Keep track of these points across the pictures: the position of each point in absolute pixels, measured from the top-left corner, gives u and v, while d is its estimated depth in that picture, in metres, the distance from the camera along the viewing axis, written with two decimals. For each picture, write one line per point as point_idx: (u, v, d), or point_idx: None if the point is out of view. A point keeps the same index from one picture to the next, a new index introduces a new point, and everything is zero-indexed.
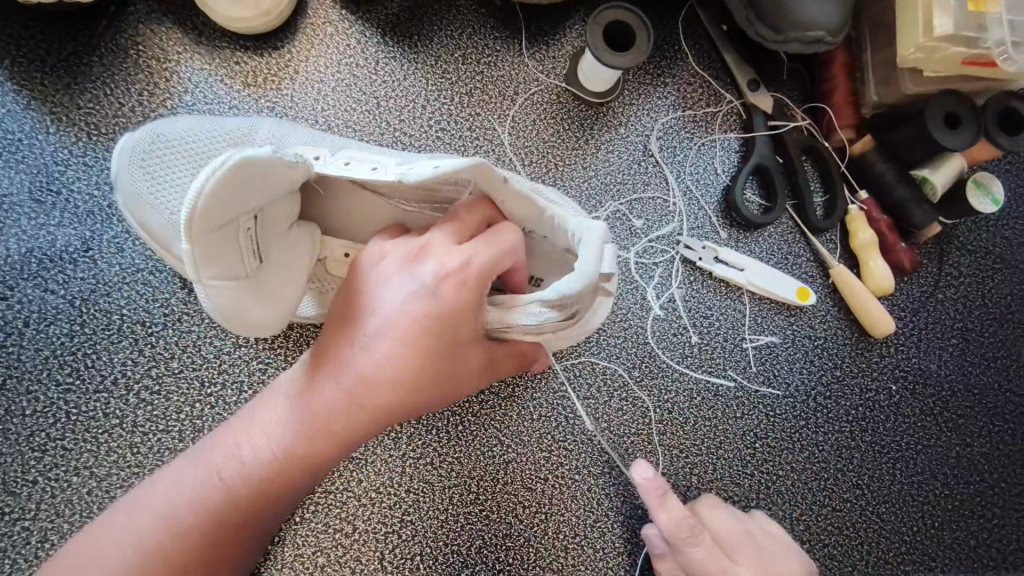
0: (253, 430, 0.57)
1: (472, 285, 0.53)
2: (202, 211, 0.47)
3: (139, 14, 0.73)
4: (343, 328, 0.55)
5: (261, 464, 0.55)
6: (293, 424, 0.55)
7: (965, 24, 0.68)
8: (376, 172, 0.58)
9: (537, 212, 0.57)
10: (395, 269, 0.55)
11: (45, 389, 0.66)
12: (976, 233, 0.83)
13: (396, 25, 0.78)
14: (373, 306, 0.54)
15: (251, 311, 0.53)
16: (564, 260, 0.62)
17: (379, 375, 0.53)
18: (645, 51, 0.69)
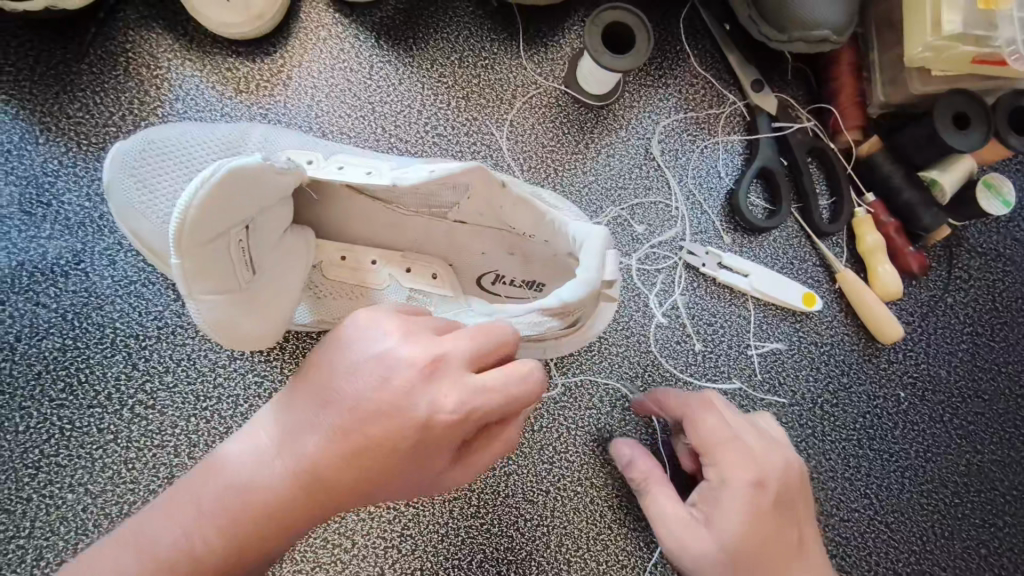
0: (182, 516, 0.45)
1: (474, 412, 0.43)
2: (191, 225, 0.45)
3: (128, 20, 0.72)
4: (314, 411, 0.46)
5: (180, 563, 0.44)
6: (234, 514, 0.45)
7: (975, 22, 0.66)
8: (371, 176, 0.57)
9: (539, 216, 0.57)
10: (383, 361, 0.44)
11: (38, 404, 0.65)
12: (986, 235, 0.81)
13: (391, 29, 0.76)
14: (351, 393, 0.44)
15: (245, 324, 0.52)
16: (566, 264, 0.62)
17: (335, 456, 0.44)
18: (644, 53, 0.67)
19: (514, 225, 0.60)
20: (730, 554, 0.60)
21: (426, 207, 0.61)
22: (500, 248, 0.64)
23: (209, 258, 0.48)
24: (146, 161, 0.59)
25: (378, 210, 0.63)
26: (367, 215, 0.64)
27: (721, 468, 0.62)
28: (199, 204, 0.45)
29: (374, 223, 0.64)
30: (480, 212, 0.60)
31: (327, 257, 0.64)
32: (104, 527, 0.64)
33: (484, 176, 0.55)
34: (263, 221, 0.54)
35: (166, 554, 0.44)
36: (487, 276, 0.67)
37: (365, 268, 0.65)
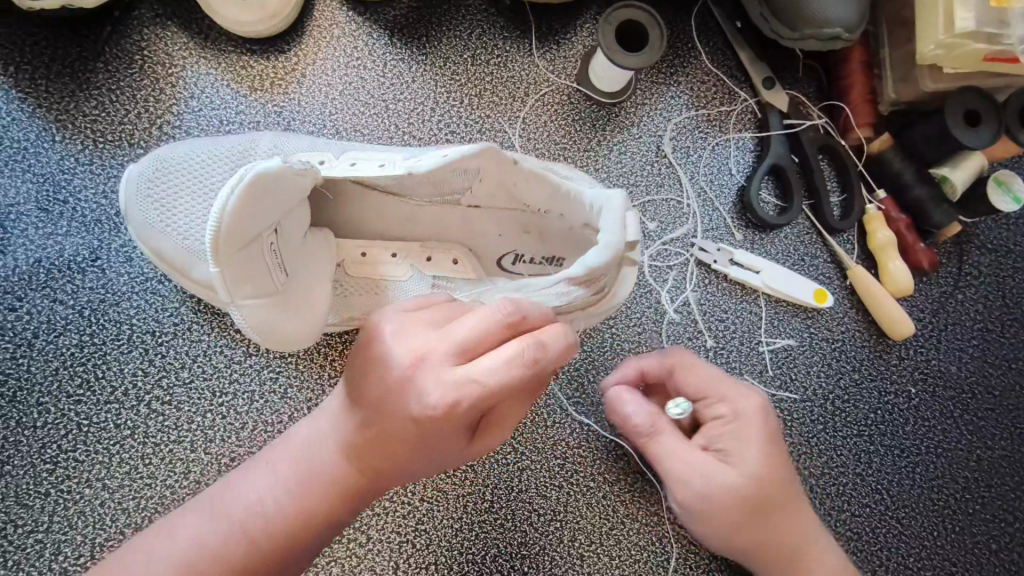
0: (260, 480, 0.56)
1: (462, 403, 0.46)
2: (227, 228, 0.48)
3: (143, 18, 0.72)
4: (350, 399, 0.54)
5: (261, 519, 0.53)
6: (305, 480, 0.55)
7: (989, 20, 0.67)
8: (385, 168, 0.58)
9: (553, 190, 0.58)
10: (392, 358, 0.50)
11: (55, 400, 0.66)
12: (996, 232, 0.81)
13: (405, 27, 0.77)
14: (373, 386, 0.51)
15: (282, 323, 0.56)
16: (584, 237, 0.62)
17: (373, 433, 0.51)
18: (657, 50, 0.68)
19: (529, 203, 0.61)
20: (754, 486, 0.59)
21: (440, 196, 0.61)
22: (516, 228, 0.64)
23: (245, 261, 0.51)
24: (163, 178, 0.60)
25: (393, 203, 0.63)
26: (380, 209, 0.64)
27: (734, 403, 0.61)
28: (233, 207, 0.48)
29: (389, 217, 0.65)
30: (493, 194, 0.61)
31: (349, 255, 0.65)
32: (121, 522, 0.65)
33: (497, 157, 0.55)
34: (295, 223, 0.57)
35: (243, 516, 0.54)
36: (507, 257, 0.67)
37: (384, 262, 0.65)
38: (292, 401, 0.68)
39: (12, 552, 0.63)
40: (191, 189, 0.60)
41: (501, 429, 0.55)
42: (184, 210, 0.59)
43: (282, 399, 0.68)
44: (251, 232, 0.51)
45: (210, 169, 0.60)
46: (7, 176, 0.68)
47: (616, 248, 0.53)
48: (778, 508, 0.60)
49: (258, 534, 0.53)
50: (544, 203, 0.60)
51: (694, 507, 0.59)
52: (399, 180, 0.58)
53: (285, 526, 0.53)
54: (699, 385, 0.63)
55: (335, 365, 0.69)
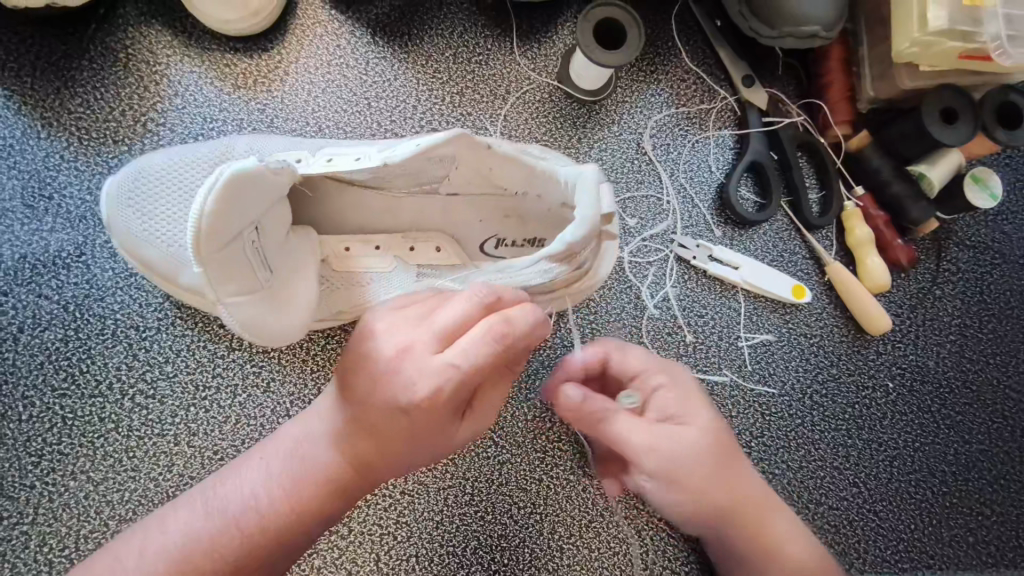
0: (252, 474, 0.56)
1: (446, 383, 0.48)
2: (207, 228, 0.49)
3: (127, 17, 0.73)
4: (342, 390, 0.55)
5: (252, 511, 0.54)
6: (297, 472, 0.55)
7: (962, 18, 0.67)
8: (360, 163, 0.58)
9: (528, 170, 0.58)
10: (383, 346, 0.52)
11: (40, 394, 0.67)
12: (974, 228, 0.82)
13: (387, 25, 0.77)
14: (361, 376, 0.53)
15: (270, 321, 0.57)
16: (562, 215, 0.63)
17: (363, 422, 0.53)
18: (634, 50, 0.68)
19: (506, 185, 0.61)
20: (714, 445, 0.58)
21: (417, 185, 0.62)
22: (495, 212, 0.65)
23: (228, 260, 0.52)
24: (140, 189, 0.60)
25: (371, 197, 0.64)
26: (359, 203, 0.64)
27: (669, 374, 0.61)
28: (212, 207, 0.49)
29: (367, 212, 0.65)
30: (470, 180, 0.61)
31: (332, 250, 0.66)
32: (105, 514, 0.66)
33: (469, 140, 0.55)
34: (275, 222, 0.58)
35: (236, 510, 0.54)
36: (488, 242, 0.68)
37: (367, 255, 0.66)
38: (274, 395, 0.69)
39: None
40: (170, 194, 0.60)
41: (487, 412, 0.58)
42: (163, 216, 0.59)
43: (265, 393, 0.69)
44: (233, 230, 0.51)
45: (189, 174, 0.61)
46: None
47: (590, 223, 0.54)
48: (736, 471, 0.60)
49: (252, 527, 0.54)
50: (521, 184, 0.61)
51: (666, 477, 0.56)
52: (376, 173, 0.59)
53: (279, 519, 0.54)
54: (633, 367, 0.62)
55: (317, 359, 0.70)
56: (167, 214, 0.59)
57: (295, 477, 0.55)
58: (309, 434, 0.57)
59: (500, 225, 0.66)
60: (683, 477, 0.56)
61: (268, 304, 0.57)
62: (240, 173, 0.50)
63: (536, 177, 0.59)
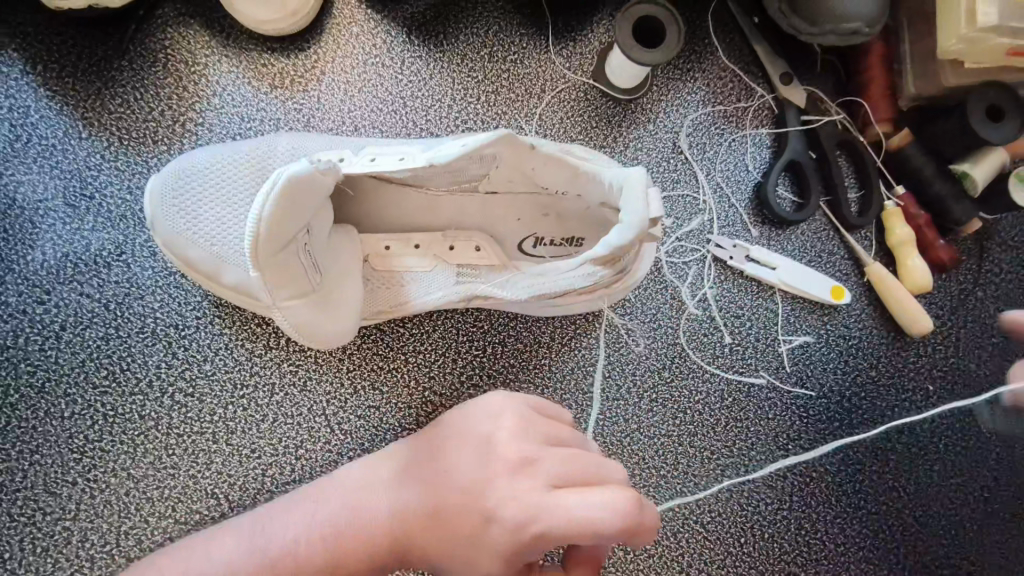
0: (299, 519, 0.58)
1: (538, 528, 0.46)
2: (265, 236, 0.51)
3: (166, 17, 0.73)
4: (432, 471, 0.55)
5: (290, 560, 0.56)
6: (344, 536, 0.57)
7: (1012, 15, 0.66)
8: (404, 163, 0.59)
9: (571, 171, 0.58)
10: (493, 445, 0.52)
11: (82, 391, 0.67)
12: (1018, 229, 0.80)
13: (422, 24, 0.77)
14: (468, 473, 0.52)
15: (322, 323, 0.59)
16: (603, 215, 0.63)
17: (437, 513, 0.53)
18: (674, 48, 0.68)
19: (547, 186, 0.61)
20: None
21: (458, 184, 0.62)
22: (534, 212, 0.65)
23: (283, 265, 0.54)
24: (184, 190, 0.61)
25: (411, 193, 0.64)
26: (400, 199, 0.64)
27: None
28: (269, 216, 0.51)
29: (406, 208, 0.65)
30: (511, 179, 0.61)
31: (373, 249, 0.66)
32: (146, 510, 0.66)
33: (515, 142, 0.55)
34: (326, 219, 0.59)
35: (279, 551, 0.56)
36: (527, 242, 0.67)
37: (407, 254, 0.66)
38: (311, 393, 0.70)
39: (41, 539, 0.65)
40: (215, 199, 0.61)
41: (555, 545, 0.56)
42: (212, 218, 0.60)
43: (302, 392, 0.69)
44: (286, 235, 0.53)
45: (234, 176, 0.61)
46: (36, 172, 0.70)
47: (637, 228, 0.53)
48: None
49: (286, 572, 0.55)
50: (563, 184, 0.60)
51: None
52: (418, 172, 0.59)
53: (314, 568, 0.56)
54: None
55: (354, 358, 0.70)
56: (217, 217, 0.60)
57: (339, 540, 0.57)
58: (366, 495, 0.58)
59: (538, 224, 0.66)
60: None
61: (321, 308, 0.59)
62: (291, 179, 0.51)
63: (579, 178, 0.59)
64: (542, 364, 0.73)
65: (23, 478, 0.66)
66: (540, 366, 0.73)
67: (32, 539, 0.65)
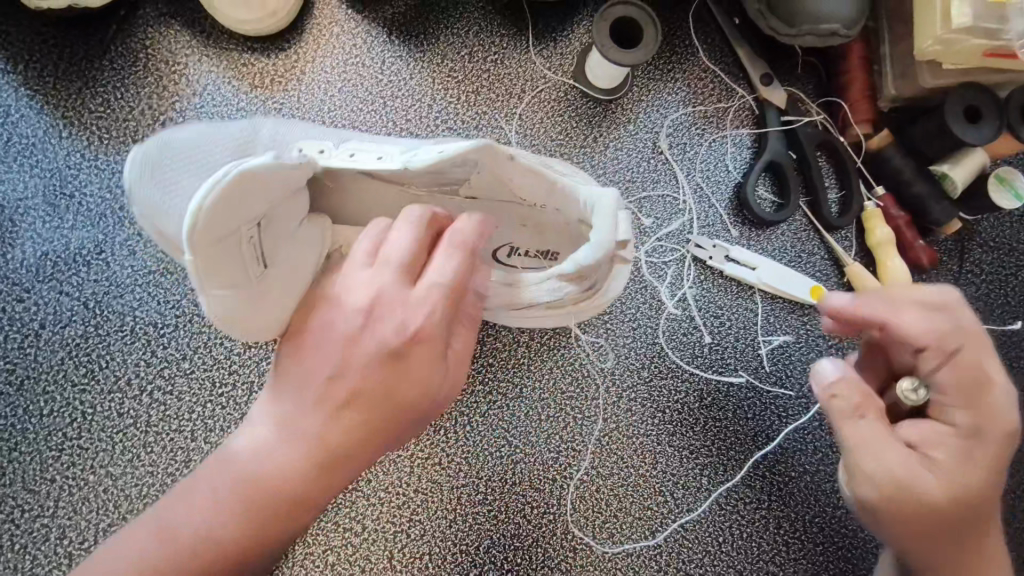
0: (198, 499, 0.53)
1: (435, 316, 0.50)
2: (201, 228, 0.42)
3: (147, 17, 0.74)
4: (294, 376, 0.52)
5: (208, 544, 0.51)
6: (245, 492, 0.52)
7: (987, 15, 0.66)
8: (382, 162, 0.56)
9: (549, 186, 0.58)
10: (349, 311, 0.51)
11: (61, 389, 0.68)
12: (998, 230, 0.80)
13: (402, 24, 0.77)
14: (339, 359, 0.51)
15: (258, 313, 0.48)
16: (580, 230, 0.63)
17: (325, 408, 0.51)
18: (652, 49, 0.68)
19: (524, 197, 0.61)
20: (951, 499, 0.55)
21: (437, 186, 0.60)
22: (512, 221, 0.64)
23: (217, 258, 0.44)
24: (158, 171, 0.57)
25: (393, 194, 0.62)
26: (376, 198, 0.62)
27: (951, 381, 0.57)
28: (209, 204, 0.42)
29: (382, 206, 0.63)
30: (490, 186, 0.60)
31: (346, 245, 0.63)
32: (123, 508, 0.66)
33: (496, 150, 0.54)
34: (291, 205, 0.53)
35: (187, 540, 0.52)
36: (502, 250, 0.67)
37: None
38: None
39: (19, 536, 0.65)
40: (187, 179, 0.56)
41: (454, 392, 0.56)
42: None
43: None
44: (225, 224, 0.44)
45: None
46: (16, 171, 0.70)
47: (605, 249, 0.53)
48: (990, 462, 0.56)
49: (206, 558, 0.51)
50: (540, 195, 0.60)
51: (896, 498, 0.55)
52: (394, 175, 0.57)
53: (235, 538, 0.51)
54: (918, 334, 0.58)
55: None
56: None
57: (239, 498, 0.52)
58: (243, 440, 0.54)
59: (513, 237, 0.66)
60: (873, 496, 0.56)
61: (274, 296, 0.50)
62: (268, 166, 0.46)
63: (556, 191, 0.58)
64: (520, 364, 0.73)
65: (1, 476, 0.66)
66: (518, 364, 0.73)
67: (10, 536, 0.65)
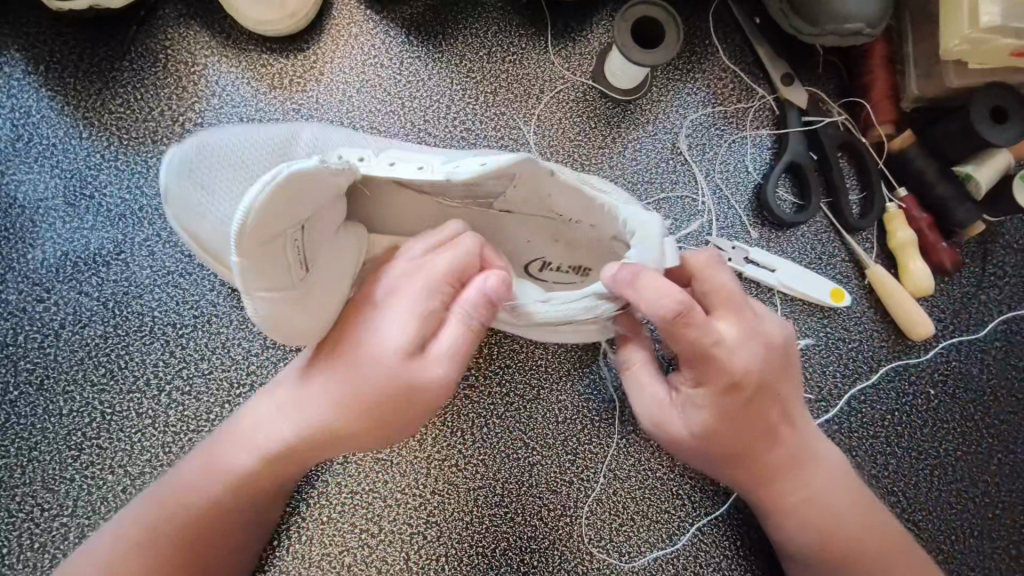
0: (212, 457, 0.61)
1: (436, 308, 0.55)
2: (253, 229, 0.42)
3: (167, 18, 0.74)
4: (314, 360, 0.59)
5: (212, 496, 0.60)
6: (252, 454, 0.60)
7: (1014, 15, 0.65)
8: (422, 172, 0.57)
9: (588, 202, 0.59)
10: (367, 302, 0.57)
11: (81, 389, 0.68)
12: (1023, 232, 0.79)
13: (420, 25, 0.77)
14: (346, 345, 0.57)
15: (296, 319, 0.50)
16: (613, 247, 0.63)
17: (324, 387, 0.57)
18: (672, 50, 0.67)
19: (561, 211, 0.62)
20: (702, 442, 0.60)
21: (473, 198, 0.62)
22: (544, 236, 0.65)
23: (265, 259, 0.45)
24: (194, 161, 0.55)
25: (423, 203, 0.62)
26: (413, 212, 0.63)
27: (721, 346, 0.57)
28: (261, 207, 0.42)
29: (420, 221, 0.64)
30: (525, 199, 0.61)
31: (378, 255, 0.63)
32: None
33: (538, 166, 0.55)
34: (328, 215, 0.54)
35: (198, 491, 0.60)
36: (533, 264, 0.67)
37: None
38: None
39: (39, 535, 0.65)
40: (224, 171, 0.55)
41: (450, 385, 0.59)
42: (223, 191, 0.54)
43: None
44: (275, 226, 0.44)
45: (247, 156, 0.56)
46: (37, 172, 0.71)
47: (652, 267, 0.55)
48: (757, 420, 0.60)
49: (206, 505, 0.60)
50: (578, 210, 0.60)
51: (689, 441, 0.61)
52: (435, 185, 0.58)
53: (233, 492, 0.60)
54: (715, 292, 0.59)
55: None
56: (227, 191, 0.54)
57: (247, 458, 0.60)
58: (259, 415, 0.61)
59: (548, 252, 0.66)
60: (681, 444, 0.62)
61: (309, 300, 0.51)
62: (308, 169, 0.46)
63: (597, 208, 0.59)
64: (537, 365, 0.73)
65: (21, 474, 0.66)
66: (535, 367, 0.73)
67: (30, 535, 0.65)
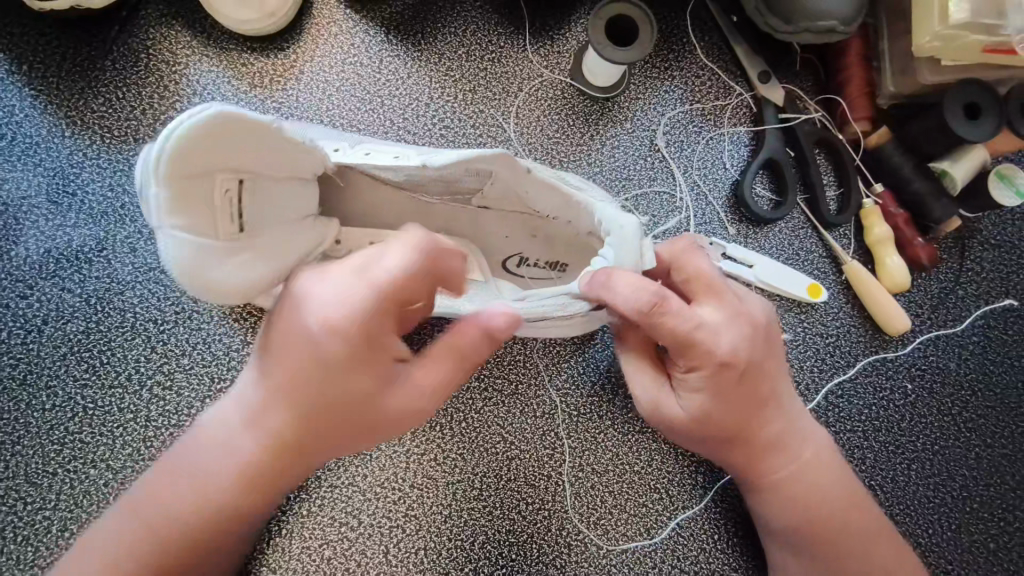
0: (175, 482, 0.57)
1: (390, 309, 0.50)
2: (185, 149, 0.41)
3: (149, 18, 0.75)
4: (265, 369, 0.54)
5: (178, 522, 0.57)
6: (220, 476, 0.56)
7: (984, 11, 0.66)
8: (399, 160, 0.57)
9: (563, 199, 0.59)
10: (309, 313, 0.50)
11: (63, 384, 0.69)
12: (1000, 228, 0.80)
13: (399, 24, 0.78)
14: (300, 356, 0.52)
15: (221, 271, 0.45)
16: (588, 243, 0.64)
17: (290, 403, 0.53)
18: (646, 49, 0.68)
19: (536, 209, 0.62)
20: (698, 424, 0.61)
21: (451, 194, 0.62)
22: (522, 232, 0.66)
23: (190, 187, 0.42)
24: None
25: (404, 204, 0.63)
26: (393, 205, 0.62)
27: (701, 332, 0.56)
28: (203, 129, 0.41)
29: (400, 215, 0.63)
30: (502, 197, 0.62)
31: None
32: None
33: (514, 162, 0.55)
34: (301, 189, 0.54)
35: (161, 518, 0.57)
36: (511, 260, 0.68)
37: None
38: None
39: (21, 528, 0.66)
40: None
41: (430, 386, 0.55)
42: None
43: None
44: (211, 155, 0.42)
45: None
46: (21, 170, 0.71)
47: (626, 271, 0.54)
48: (750, 399, 0.61)
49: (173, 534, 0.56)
50: (554, 208, 0.61)
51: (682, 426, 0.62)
52: (410, 175, 0.58)
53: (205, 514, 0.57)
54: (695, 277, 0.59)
55: None
56: None
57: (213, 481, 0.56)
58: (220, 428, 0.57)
59: (526, 248, 0.67)
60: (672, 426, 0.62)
61: (228, 247, 0.44)
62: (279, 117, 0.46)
63: (573, 206, 0.59)
64: (516, 361, 0.74)
65: (4, 468, 0.67)
66: (514, 362, 0.74)
67: (13, 528, 0.66)
